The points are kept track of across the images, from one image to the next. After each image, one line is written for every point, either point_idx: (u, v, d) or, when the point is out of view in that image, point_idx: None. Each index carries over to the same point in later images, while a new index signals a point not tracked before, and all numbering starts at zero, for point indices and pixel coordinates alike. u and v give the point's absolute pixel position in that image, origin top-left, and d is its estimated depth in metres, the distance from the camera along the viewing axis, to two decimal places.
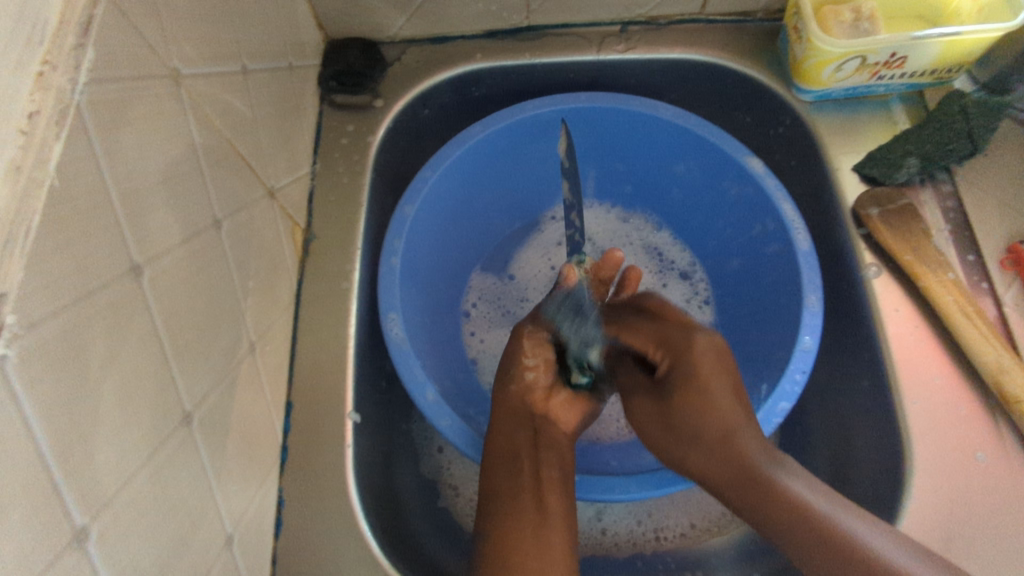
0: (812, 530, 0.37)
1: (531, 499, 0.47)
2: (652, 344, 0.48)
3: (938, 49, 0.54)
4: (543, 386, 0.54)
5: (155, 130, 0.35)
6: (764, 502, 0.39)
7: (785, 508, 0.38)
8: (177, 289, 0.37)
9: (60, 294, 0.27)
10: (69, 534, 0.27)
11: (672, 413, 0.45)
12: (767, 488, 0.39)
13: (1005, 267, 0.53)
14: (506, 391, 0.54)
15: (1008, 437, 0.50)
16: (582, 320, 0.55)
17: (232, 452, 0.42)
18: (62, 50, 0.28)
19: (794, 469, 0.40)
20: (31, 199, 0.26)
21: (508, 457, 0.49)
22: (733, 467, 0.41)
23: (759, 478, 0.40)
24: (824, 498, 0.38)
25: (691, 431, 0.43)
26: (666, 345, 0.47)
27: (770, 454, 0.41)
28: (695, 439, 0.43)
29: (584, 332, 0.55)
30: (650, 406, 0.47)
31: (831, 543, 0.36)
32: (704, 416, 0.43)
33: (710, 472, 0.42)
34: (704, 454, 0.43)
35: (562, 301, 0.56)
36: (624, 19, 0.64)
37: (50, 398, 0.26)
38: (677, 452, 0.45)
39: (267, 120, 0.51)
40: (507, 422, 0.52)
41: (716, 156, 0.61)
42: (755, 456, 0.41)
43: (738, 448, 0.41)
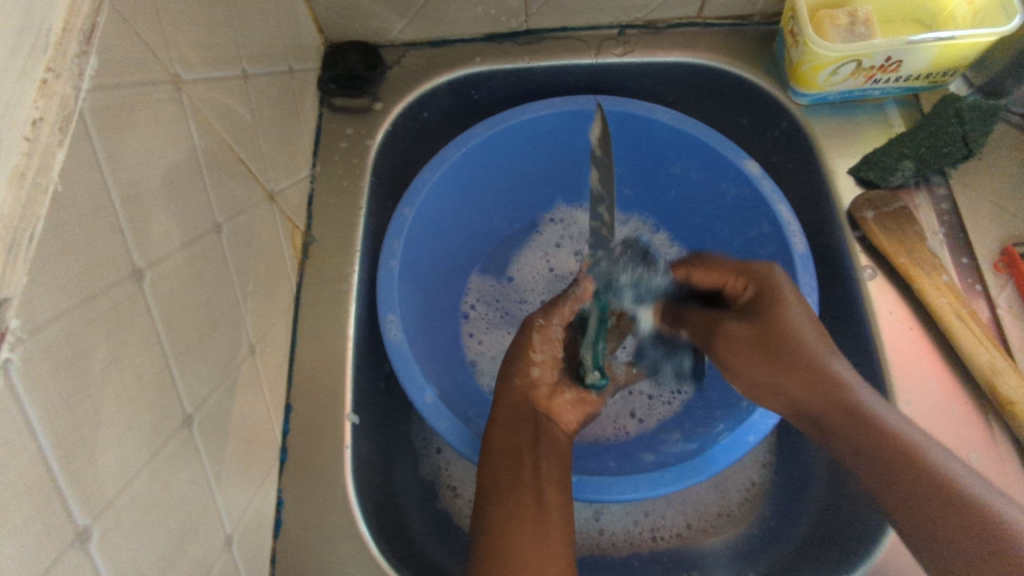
0: (869, 434, 0.41)
1: (531, 494, 0.47)
2: (736, 274, 0.53)
3: (933, 53, 0.54)
4: (547, 383, 0.55)
5: (157, 136, 0.36)
6: (822, 399, 0.44)
7: (841, 415, 0.43)
8: (178, 292, 0.37)
9: (64, 298, 0.28)
10: (72, 535, 0.28)
11: (774, 337, 0.47)
12: (856, 406, 0.42)
13: (999, 269, 0.53)
14: (510, 386, 0.54)
15: (1001, 440, 0.50)
16: (650, 268, 0.56)
17: (233, 452, 0.43)
18: (66, 58, 0.28)
19: (879, 397, 0.43)
20: (34, 205, 0.26)
21: (510, 451, 0.50)
22: (802, 371, 0.45)
23: (820, 383, 0.44)
24: (893, 411, 0.42)
25: (785, 339, 0.47)
26: (747, 273, 0.52)
27: (850, 370, 0.45)
28: (800, 360, 0.46)
29: (646, 281, 0.56)
30: (743, 328, 0.50)
31: (893, 447, 0.40)
32: (784, 329, 0.47)
33: (792, 386, 0.46)
34: (798, 383, 0.45)
35: (626, 249, 0.56)
36: (622, 22, 0.64)
37: (53, 400, 0.27)
38: (771, 376, 0.47)
39: (268, 124, 0.52)
40: (508, 418, 0.52)
41: (712, 159, 0.62)
42: (847, 379, 0.44)
43: (818, 358, 0.45)
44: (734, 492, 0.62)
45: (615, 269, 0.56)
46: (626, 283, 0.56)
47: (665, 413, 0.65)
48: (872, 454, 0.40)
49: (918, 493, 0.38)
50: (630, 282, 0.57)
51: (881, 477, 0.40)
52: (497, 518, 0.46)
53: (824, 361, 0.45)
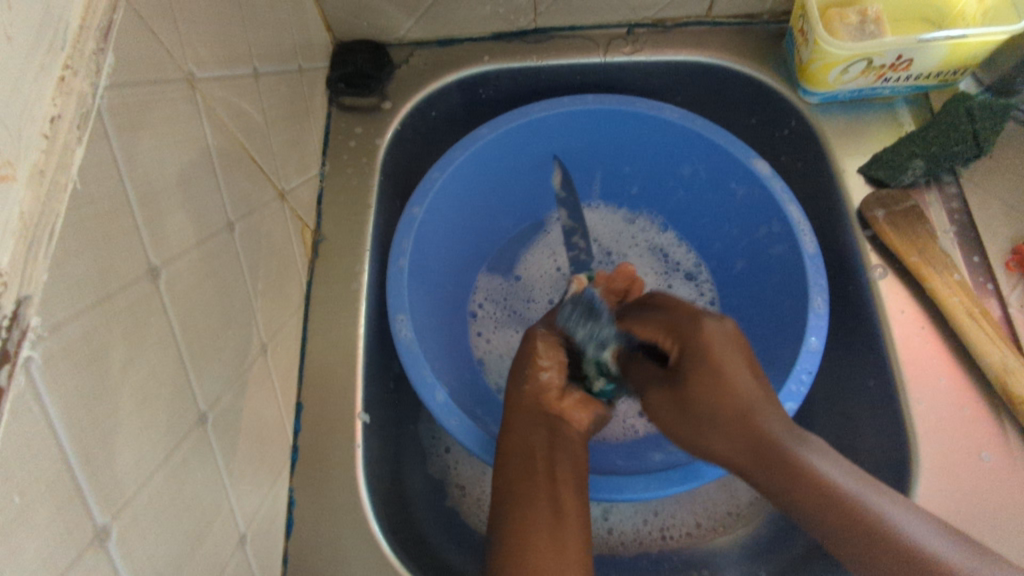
0: (820, 500, 0.39)
1: (547, 502, 0.47)
2: (664, 332, 0.50)
3: (944, 52, 0.54)
4: (557, 386, 0.54)
5: (171, 134, 0.36)
6: (768, 469, 0.41)
7: (794, 478, 0.40)
8: (192, 291, 0.37)
9: (81, 296, 0.28)
10: (91, 534, 0.28)
11: (691, 400, 0.46)
12: (784, 461, 0.41)
13: (1010, 268, 0.53)
14: (521, 389, 0.54)
15: (1013, 437, 0.50)
16: (596, 321, 0.58)
17: (245, 452, 0.43)
18: (83, 55, 0.28)
19: (823, 450, 0.41)
20: (54, 202, 0.26)
21: (524, 455, 0.50)
22: (735, 429, 0.43)
23: (772, 455, 0.41)
24: (845, 471, 0.40)
25: (707, 412, 0.45)
26: (676, 332, 0.49)
27: (787, 428, 0.42)
28: (714, 422, 0.44)
29: (598, 333, 0.58)
30: (665, 395, 0.48)
31: (855, 526, 0.38)
32: (722, 394, 0.44)
33: (718, 444, 0.45)
34: (720, 437, 0.44)
35: (574, 308, 0.59)
36: (631, 21, 0.64)
37: (73, 398, 0.27)
38: (697, 435, 0.46)
39: (278, 122, 0.52)
40: (520, 421, 0.52)
41: (721, 158, 0.62)
42: (778, 434, 0.42)
43: (739, 407, 0.44)
44: (744, 492, 0.62)
45: (568, 324, 0.58)
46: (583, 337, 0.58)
47: None
48: (836, 529, 0.38)
49: (901, 569, 0.36)
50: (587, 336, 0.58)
51: (855, 550, 0.38)
52: (514, 524, 0.46)
53: (745, 410, 0.43)
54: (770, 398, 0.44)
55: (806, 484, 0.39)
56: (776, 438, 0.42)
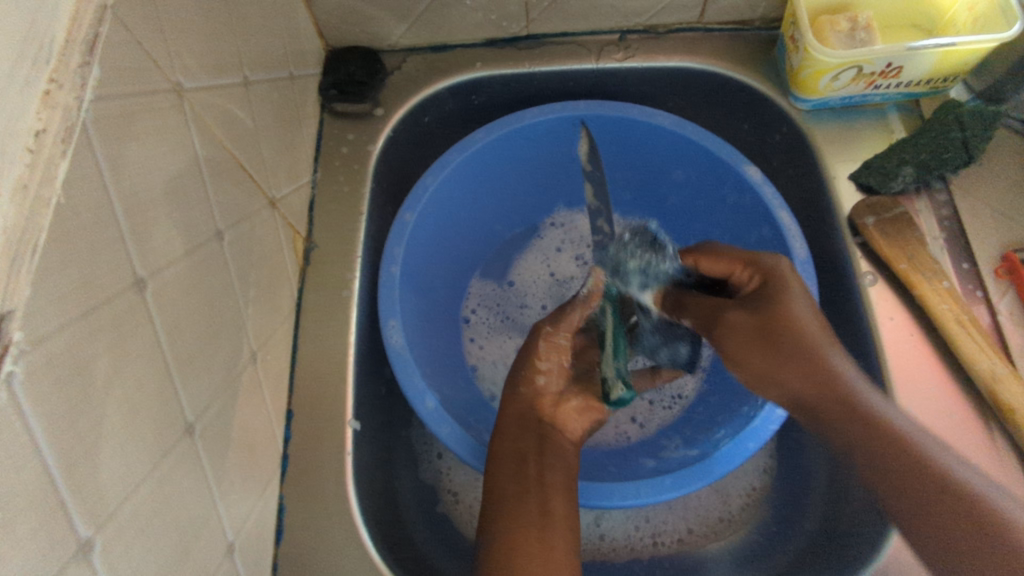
0: (869, 431, 0.40)
1: (536, 505, 0.46)
2: (740, 266, 0.50)
3: (933, 60, 0.54)
4: (553, 391, 0.55)
5: (158, 145, 0.36)
6: (835, 405, 0.42)
7: (856, 414, 0.41)
8: (179, 301, 0.37)
9: (65, 309, 0.28)
10: (75, 546, 0.28)
11: (775, 330, 0.46)
12: (844, 398, 0.42)
13: (999, 275, 0.54)
14: (516, 393, 0.55)
15: (1003, 446, 0.50)
16: (657, 252, 0.54)
17: (234, 460, 0.43)
18: (68, 68, 0.28)
19: (875, 389, 0.43)
20: (37, 217, 0.26)
21: (515, 460, 0.50)
22: (793, 366, 0.45)
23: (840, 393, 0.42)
24: (903, 416, 0.41)
25: (782, 337, 0.45)
26: (754, 264, 0.50)
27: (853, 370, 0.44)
28: (786, 352, 0.45)
29: (654, 267, 0.55)
30: (739, 320, 0.48)
31: (898, 449, 0.39)
32: (801, 331, 0.45)
33: (786, 376, 0.45)
34: (795, 370, 0.45)
35: (635, 237, 0.56)
36: (623, 28, 0.64)
37: (56, 411, 0.27)
38: (768, 365, 0.46)
39: (268, 130, 0.52)
40: (514, 427, 0.53)
41: (713, 164, 0.62)
42: (846, 374, 0.43)
43: (817, 349, 0.44)
44: (736, 497, 0.62)
45: (624, 253, 0.55)
46: (635, 268, 0.56)
47: (666, 419, 0.65)
48: (872, 451, 0.40)
49: (895, 478, 0.38)
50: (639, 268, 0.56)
51: (885, 478, 0.39)
52: (503, 525, 0.46)
53: (823, 354, 0.44)
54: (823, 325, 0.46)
55: (875, 422, 0.40)
56: (844, 377, 0.43)
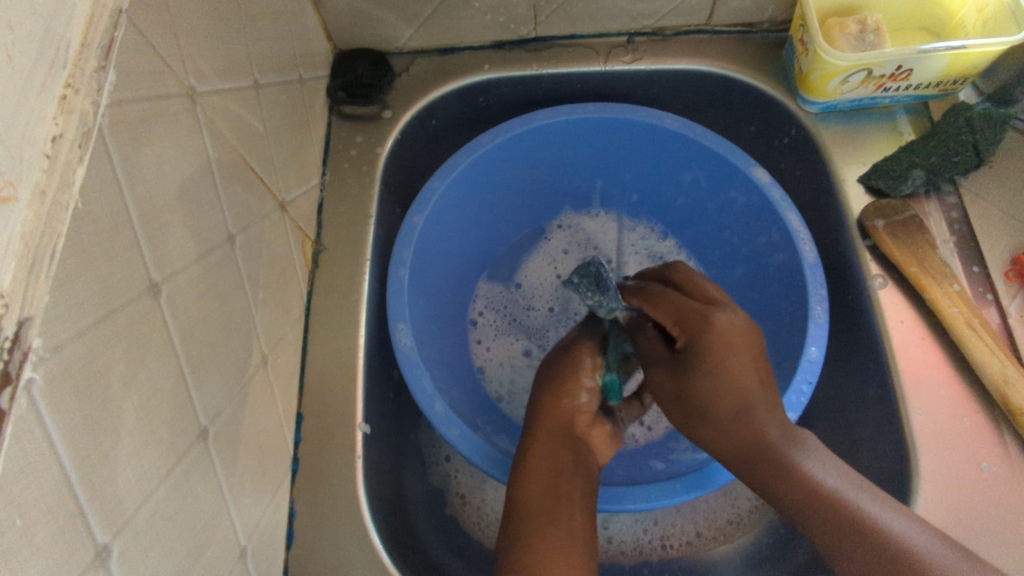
0: (804, 501, 0.40)
1: (562, 527, 0.46)
2: (672, 323, 0.47)
3: (944, 62, 0.54)
4: (590, 410, 0.52)
5: (172, 149, 0.36)
6: (757, 473, 0.42)
7: (785, 484, 0.41)
8: (193, 305, 0.37)
9: (84, 315, 0.28)
10: (92, 553, 0.28)
11: (691, 389, 0.45)
12: (776, 464, 0.42)
13: (1009, 278, 0.53)
14: (557, 405, 0.52)
15: (1013, 449, 0.50)
16: (604, 293, 0.56)
17: (245, 465, 0.43)
18: (85, 74, 0.28)
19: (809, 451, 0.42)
20: (55, 223, 0.26)
21: (546, 475, 0.49)
22: (720, 426, 0.44)
23: (766, 465, 0.42)
24: (838, 477, 0.41)
25: (703, 404, 0.44)
26: (683, 320, 0.46)
27: (778, 427, 0.43)
28: (705, 420, 0.44)
29: (607, 305, 0.56)
30: (665, 378, 0.47)
31: (822, 513, 0.40)
32: (719, 394, 0.44)
33: (708, 438, 0.45)
34: (712, 432, 0.44)
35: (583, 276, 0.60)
36: (631, 29, 0.64)
37: (74, 417, 0.27)
38: (687, 424, 0.46)
39: (278, 133, 0.52)
40: (551, 440, 0.51)
41: (721, 166, 0.62)
42: (767, 435, 0.43)
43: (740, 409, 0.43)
44: (745, 500, 0.61)
45: (579, 292, 0.60)
46: (594, 304, 0.57)
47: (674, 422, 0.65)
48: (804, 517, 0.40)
49: (844, 547, 0.39)
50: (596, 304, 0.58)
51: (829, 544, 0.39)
52: (530, 546, 0.45)
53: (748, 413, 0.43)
54: (756, 372, 0.44)
55: (798, 495, 0.40)
56: (765, 448, 0.42)
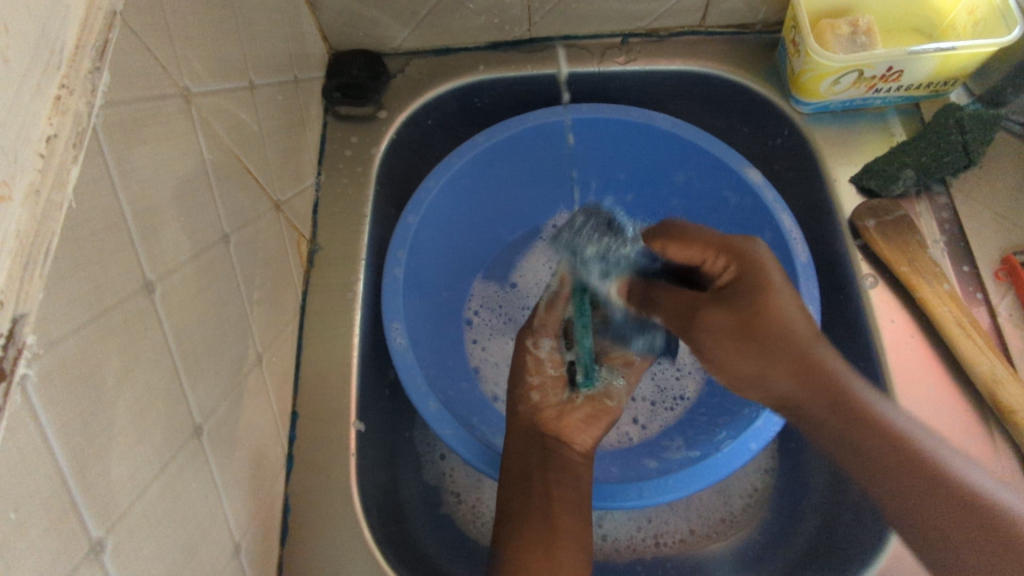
0: (881, 445, 0.39)
1: (543, 522, 0.48)
2: (715, 253, 0.49)
3: (934, 63, 0.54)
4: (552, 404, 0.58)
5: (167, 148, 0.36)
6: (820, 399, 0.42)
7: (825, 403, 0.42)
8: (188, 303, 0.37)
9: (77, 314, 0.28)
10: (87, 545, 0.28)
11: (756, 318, 0.44)
12: (827, 387, 0.42)
13: (999, 277, 0.54)
14: (515, 413, 0.57)
15: (1002, 447, 0.50)
16: (617, 237, 0.58)
17: (240, 461, 0.43)
18: (79, 74, 0.28)
19: (871, 388, 0.42)
20: (48, 221, 0.26)
21: (519, 473, 0.51)
22: (780, 344, 0.44)
23: (824, 382, 0.42)
24: (875, 395, 0.42)
25: (775, 333, 0.44)
26: (729, 250, 0.49)
27: (837, 361, 0.43)
28: (774, 347, 0.44)
29: (615, 250, 0.58)
30: (721, 313, 0.46)
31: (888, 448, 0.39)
32: (790, 324, 0.44)
33: (780, 374, 0.44)
34: (781, 362, 0.44)
35: (592, 221, 0.60)
36: (625, 31, 0.64)
37: (67, 412, 0.27)
38: (757, 368, 0.45)
39: (273, 133, 0.52)
40: (521, 442, 0.54)
41: (714, 166, 0.62)
42: (829, 364, 0.43)
43: (795, 339, 0.44)
44: (738, 498, 0.62)
45: (580, 241, 0.59)
46: (594, 254, 0.59)
47: (668, 420, 0.65)
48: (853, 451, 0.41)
49: (898, 471, 0.39)
50: (597, 254, 0.59)
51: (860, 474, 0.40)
52: (518, 547, 0.47)
53: (805, 343, 0.44)
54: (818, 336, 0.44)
55: (881, 426, 0.40)
56: (825, 370, 0.42)
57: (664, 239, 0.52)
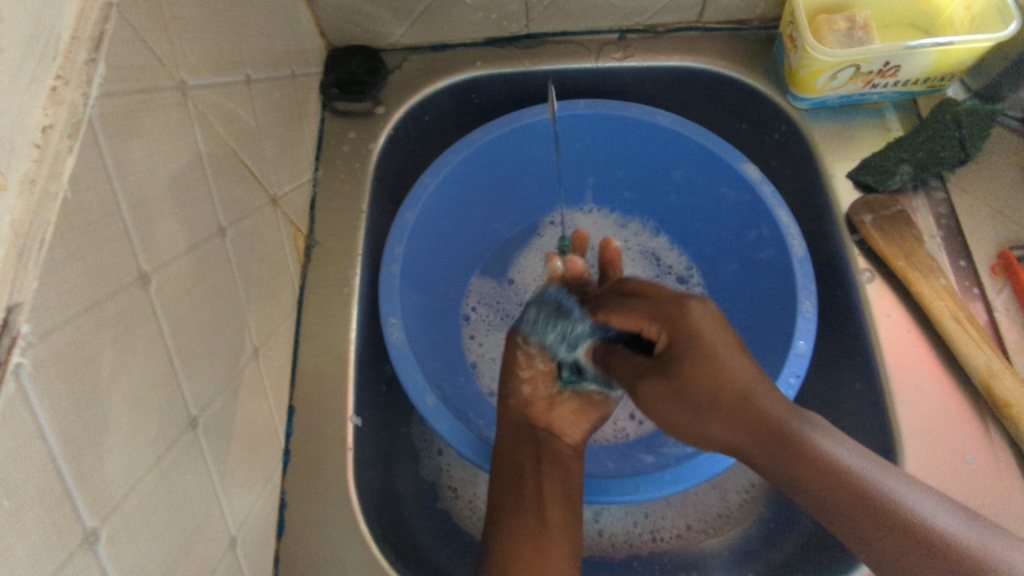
0: (843, 499, 0.36)
1: (534, 515, 0.48)
2: (648, 320, 0.44)
3: (930, 58, 0.54)
4: (543, 397, 0.57)
5: (162, 141, 0.36)
6: (779, 456, 0.38)
7: (781, 454, 0.38)
8: (183, 296, 0.37)
9: (72, 304, 0.28)
10: (80, 536, 0.28)
11: (688, 384, 0.40)
12: (788, 443, 0.37)
13: (995, 272, 0.54)
14: (507, 406, 0.57)
15: (998, 442, 0.50)
16: (566, 320, 0.56)
17: (236, 455, 0.43)
18: (75, 65, 0.28)
19: (817, 426, 0.39)
20: (45, 211, 0.26)
21: (512, 467, 0.51)
22: (726, 401, 0.39)
23: (779, 436, 0.38)
24: (852, 452, 0.37)
25: (703, 399, 0.40)
26: (657, 317, 0.44)
27: (790, 411, 0.39)
28: (715, 409, 0.40)
29: (570, 332, 0.55)
30: (655, 383, 0.42)
31: (850, 499, 0.36)
32: (719, 381, 0.40)
33: (738, 430, 0.40)
34: (717, 421, 0.40)
35: (542, 311, 0.58)
36: (623, 27, 0.65)
37: (63, 401, 0.27)
38: (693, 424, 0.41)
39: (270, 128, 0.52)
40: (511, 434, 0.54)
41: (711, 162, 0.62)
42: (777, 414, 0.39)
43: (740, 393, 0.40)
44: (734, 493, 0.62)
45: (535, 330, 0.58)
46: (556, 339, 0.57)
47: None
48: (824, 506, 0.36)
49: (867, 528, 0.35)
50: (558, 338, 0.56)
51: (839, 524, 0.36)
52: (507, 538, 0.47)
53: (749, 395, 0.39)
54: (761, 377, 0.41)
55: (841, 484, 0.36)
56: (777, 422, 0.38)
57: (611, 313, 0.48)
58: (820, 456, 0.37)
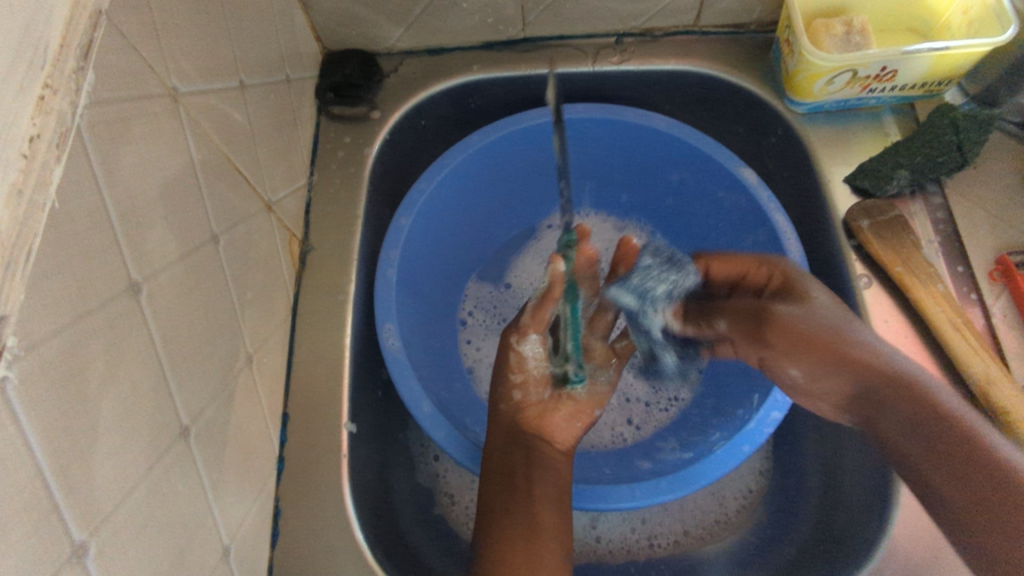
0: (947, 436, 0.41)
1: (526, 520, 0.48)
2: (758, 267, 0.55)
3: (928, 63, 0.54)
4: (535, 402, 0.57)
5: (154, 148, 0.36)
6: (903, 394, 0.44)
7: (899, 394, 0.44)
8: (175, 305, 0.37)
9: (59, 315, 0.28)
10: (69, 549, 0.28)
11: (801, 307, 0.51)
12: (893, 380, 0.45)
13: (993, 278, 0.54)
14: (497, 411, 0.56)
15: None
16: (679, 272, 0.57)
17: (230, 463, 0.43)
18: (64, 74, 0.28)
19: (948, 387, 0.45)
20: (31, 222, 0.26)
21: (502, 472, 0.50)
22: (832, 336, 0.49)
23: (897, 375, 0.45)
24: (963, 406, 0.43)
25: (818, 329, 0.50)
26: (768, 266, 0.55)
27: (912, 368, 0.46)
28: (835, 353, 0.48)
29: (677, 283, 0.57)
30: (783, 317, 0.52)
31: (949, 435, 0.41)
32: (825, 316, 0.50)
33: (847, 360, 0.48)
34: (824, 352, 0.49)
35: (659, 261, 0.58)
36: (619, 30, 0.64)
37: (50, 415, 0.27)
38: (830, 364, 0.49)
39: (265, 133, 0.52)
40: (501, 439, 0.53)
41: (708, 166, 0.62)
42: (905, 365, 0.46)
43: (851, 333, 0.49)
44: (733, 500, 0.62)
45: (650, 278, 0.57)
46: (662, 293, 0.56)
47: (662, 421, 0.65)
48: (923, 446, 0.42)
49: (955, 463, 0.40)
50: (665, 291, 0.56)
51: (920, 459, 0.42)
52: (498, 542, 0.47)
53: (861, 337, 0.49)
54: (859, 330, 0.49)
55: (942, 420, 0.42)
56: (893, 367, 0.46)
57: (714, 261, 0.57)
58: (931, 397, 0.43)
